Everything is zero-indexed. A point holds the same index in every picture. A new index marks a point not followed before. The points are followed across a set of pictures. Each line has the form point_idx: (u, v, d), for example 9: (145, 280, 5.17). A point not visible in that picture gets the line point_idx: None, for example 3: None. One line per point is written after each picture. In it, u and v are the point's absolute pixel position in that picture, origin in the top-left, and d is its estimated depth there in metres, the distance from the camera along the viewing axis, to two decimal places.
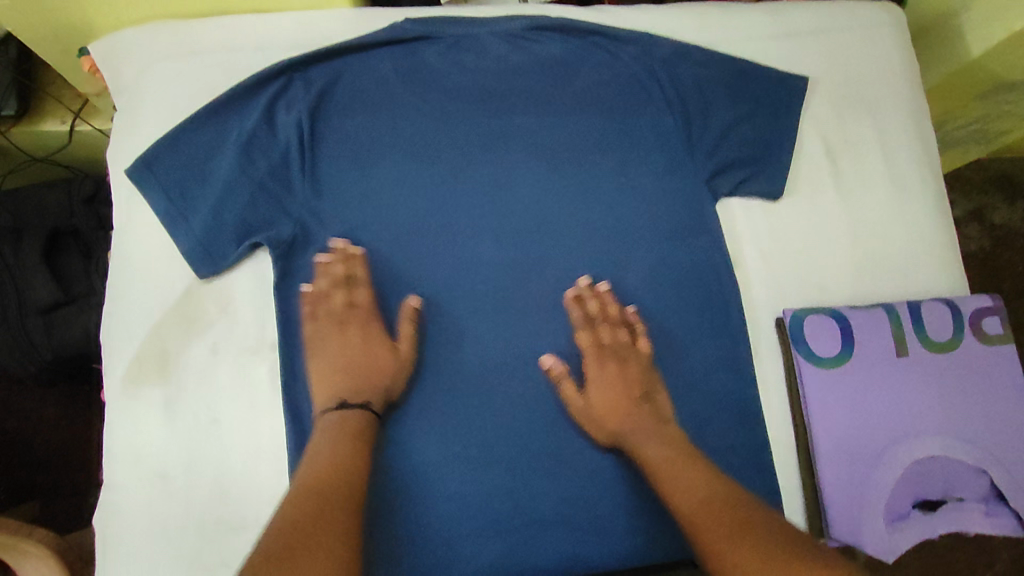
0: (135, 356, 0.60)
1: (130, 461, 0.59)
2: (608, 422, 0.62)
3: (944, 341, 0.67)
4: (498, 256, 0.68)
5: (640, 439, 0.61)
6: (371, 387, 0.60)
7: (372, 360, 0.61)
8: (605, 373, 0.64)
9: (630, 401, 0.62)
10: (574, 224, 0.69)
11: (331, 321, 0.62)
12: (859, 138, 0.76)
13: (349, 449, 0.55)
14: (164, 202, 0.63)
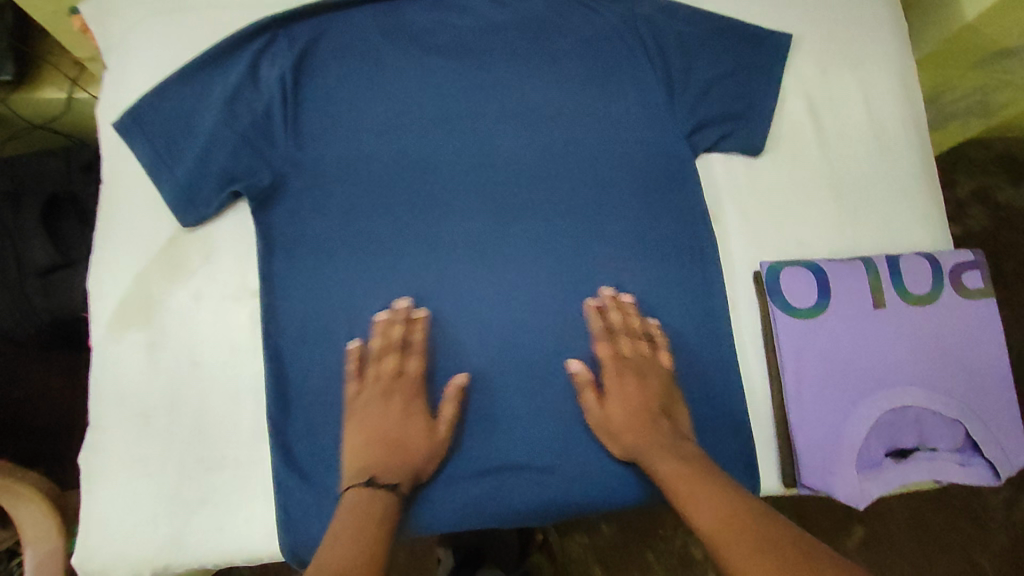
0: (120, 300, 0.62)
1: (116, 402, 0.61)
2: (624, 437, 0.61)
3: (922, 294, 0.67)
4: (478, 209, 0.68)
5: (658, 459, 0.58)
6: (404, 464, 0.58)
7: (414, 436, 0.59)
8: (623, 387, 0.62)
9: (651, 421, 0.61)
10: (554, 179, 0.70)
11: (376, 389, 0.60)
12: (844, 96, 0.76)
13: (371, 525, 0.51)
14: (151, 154, 0.64)
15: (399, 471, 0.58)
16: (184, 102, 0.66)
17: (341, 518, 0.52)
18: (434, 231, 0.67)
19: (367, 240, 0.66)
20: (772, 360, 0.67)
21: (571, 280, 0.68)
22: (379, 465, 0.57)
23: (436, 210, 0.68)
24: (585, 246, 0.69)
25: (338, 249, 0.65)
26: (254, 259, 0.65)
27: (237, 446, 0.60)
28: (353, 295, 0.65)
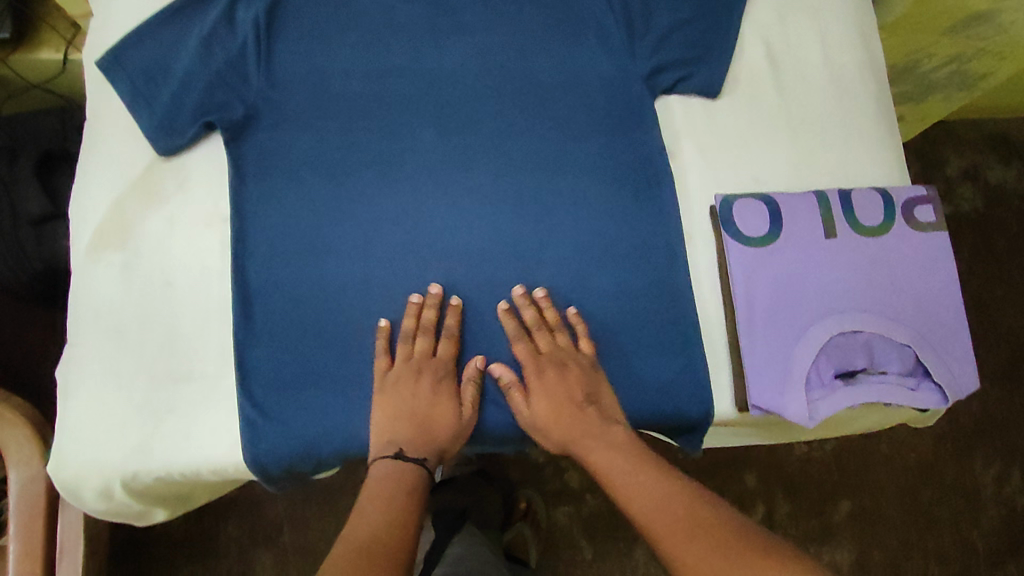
0: (98, 224, 0.65)
1: (92, 319, 0.64)
2: (552, 430, 0.65)
3: (874, 226, 0.69)
4: (443, 146, 0.71)
5: (589, 447, 0.63)
6: (428, 441, 0.64)
7: (444, 418, 0.64)
8: (542, 379, 0.65)
9: (569, 413, 0.64)
10: (517, 119, 0.73)
11: (407, 369, 0.64)
12: (801, 42, 0.78)
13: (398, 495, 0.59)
14: (129, 90, 0.67)
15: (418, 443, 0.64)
16: (162, 41, 0.69)
17: (368, 487, 0.60)
18: (400, 166, 0.70)
19: (336, 173, 0.69)
20: (726, 289, 0.69)
21: (531, 213, 0.71)
22: (401, 438, 0.63)
23: (403, 146, 0.71)
24: (547, 182, 0.72)
25: (307, 181, 0.69)
26: (226, 188, 0.68)
27: (205, 361, 0.63)
28: (322, 223, 0.68)
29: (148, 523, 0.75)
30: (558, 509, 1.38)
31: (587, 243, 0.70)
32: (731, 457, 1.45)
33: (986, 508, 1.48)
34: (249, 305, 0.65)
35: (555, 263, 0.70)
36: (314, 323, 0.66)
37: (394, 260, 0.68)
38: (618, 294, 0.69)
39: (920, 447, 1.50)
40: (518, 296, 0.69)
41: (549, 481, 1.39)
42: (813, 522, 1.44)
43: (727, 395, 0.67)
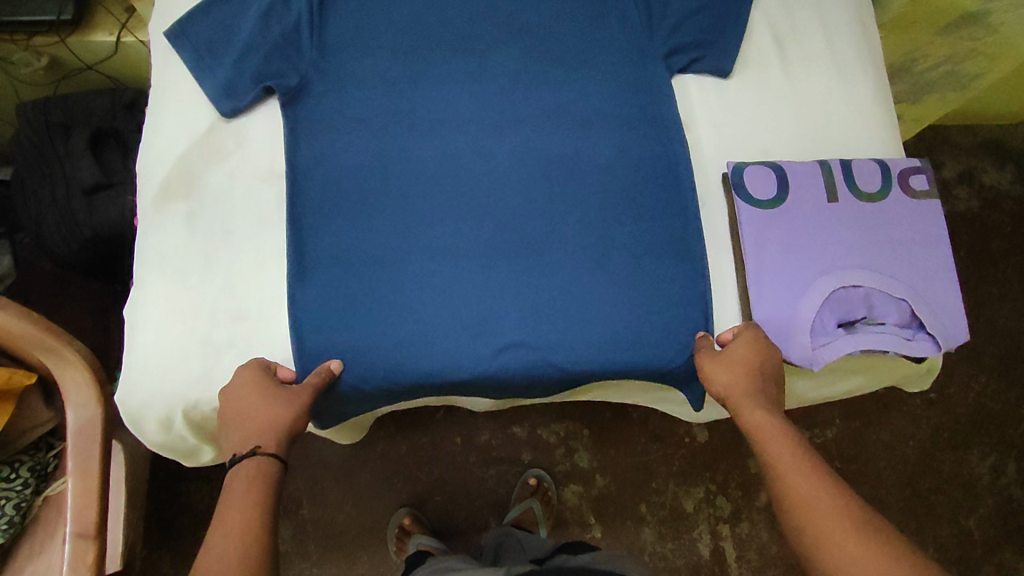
0: (162, 177, 0.71)
1: (158, 263, 0.70)
2: (735, 371, 0.68)
3: (872, 192, 0.75)
4: (478, 116, 0.78)
5: (751, 408, 0.67)
6: (270, 430, 0.64)
7: (272, 407, 0.64)
8: (756, 338, 0.70)
9: (755, 379, 0.68)
10: (545, 94, 0.79)
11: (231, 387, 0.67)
12: (806, 29, 0.85)
13: (254, 493, 0.60)
14: (195, 58, 0.74)
15: (260, 433, 0.64)
16: (223, 15, 0.75)
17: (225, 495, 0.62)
18: (439, 133, 0.77)
19: (382, 138, 0.76)
20: (737, 247, 0.75)
21: (557, 175, 0.77)
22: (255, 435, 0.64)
23: (441, 115, 0.77)
24: (572, 151, 0.78)
25: (355, 143, 0.75)
26: (281, 147, 0.75)
27: (260, 301, 0.70)
28: (368, 183, 0.74)
29: (195, 463, 0.81)
30: (567, 488, 1.43)
31: (608, 205, 0.77)
32: (735, 442, 1.49)
33: (982, 497, 1.52)
34: (302, 252, 0.71)
35: (580, 223, 0.76)
36: (359, 269, 0.72)
37: (435, 217, 0.75)
38: (637, 251, 0.76)
39: (919, 437, 1.54)
40: (547, 251, 0.75)
41: (559, 461, 1.44)
42: None
43: None
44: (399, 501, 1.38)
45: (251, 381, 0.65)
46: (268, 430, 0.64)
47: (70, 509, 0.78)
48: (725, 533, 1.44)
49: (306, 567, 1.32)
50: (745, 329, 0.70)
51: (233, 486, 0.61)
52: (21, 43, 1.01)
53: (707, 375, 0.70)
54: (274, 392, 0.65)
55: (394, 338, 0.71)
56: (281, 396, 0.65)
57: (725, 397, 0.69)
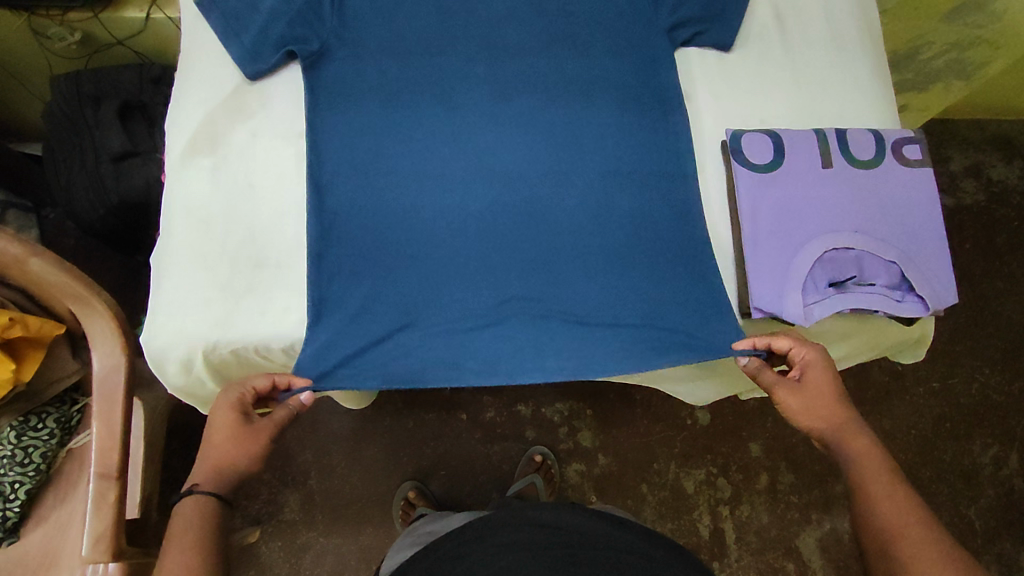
0: (190, 133, 0.76)
1: (184, 214, 0.74)
2: (819, 406, 0.72)
3: (865, 159, 0.78)
4: (487, 88, 0.82)
5: (852, 440, 0.69)
6: (219, 470, 0.66)
7: (228, 445, 0.67)
8: (821, 363, 0.72)
9: (835, 403, 0.71)
10: (554, 71, 0.83)
11: (223, 409, 0.68)
12: (806, 6, 0.88)
13: (190, 534, 0.62)
14: (220, 21, 0.78)
15: (202, 472, 0.66)
16: None
17: (177, 523, 0.63)
18: (454, 105, 0.81)
19: (395, 102, 0.80)
20: (732, 211, 0.79)
21: (560, 139, 0.81)
22: (202, 472, 0.66)
23: (452, 82, 0.82)
24: (574, 115, 0.82)
25: (373, 111, 0.80)
26: (301, 108, 0.79)
27: (279, 252, 0.75)
28: (383, 147, 0.79)
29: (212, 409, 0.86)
30: (570, 467, 1.45)
31: (610, 170, 0.81)
32: (736, 427, 1.51)
33: (983, 487, 1.53)
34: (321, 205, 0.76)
35: (583, 187, 0.80)
36: (371, 224, 0.77)
37: (447, 184, 0.79)
38: (638, 217, 0.80)
39: (921, 427, 1.55)
40: (552, 215, 0.79)
41: (562, 440, 1.47)
42: (816, 491, 1.49)
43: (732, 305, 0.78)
44: (405, 475, 1.41)
45: (226, 413, 0.67)
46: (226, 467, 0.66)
47: (95, 450, 0.81)
48: (725, 515, 1.46)
49: (313, 536, 1.35)
50: (811, 356, 0.72)
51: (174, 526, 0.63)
52: (57, 18, 1.07)
53: (794, 412, 0.72)
54: (243, 431, 0.67)
55: (402, 290, 0.75)
56: (246, 436, 0.67)
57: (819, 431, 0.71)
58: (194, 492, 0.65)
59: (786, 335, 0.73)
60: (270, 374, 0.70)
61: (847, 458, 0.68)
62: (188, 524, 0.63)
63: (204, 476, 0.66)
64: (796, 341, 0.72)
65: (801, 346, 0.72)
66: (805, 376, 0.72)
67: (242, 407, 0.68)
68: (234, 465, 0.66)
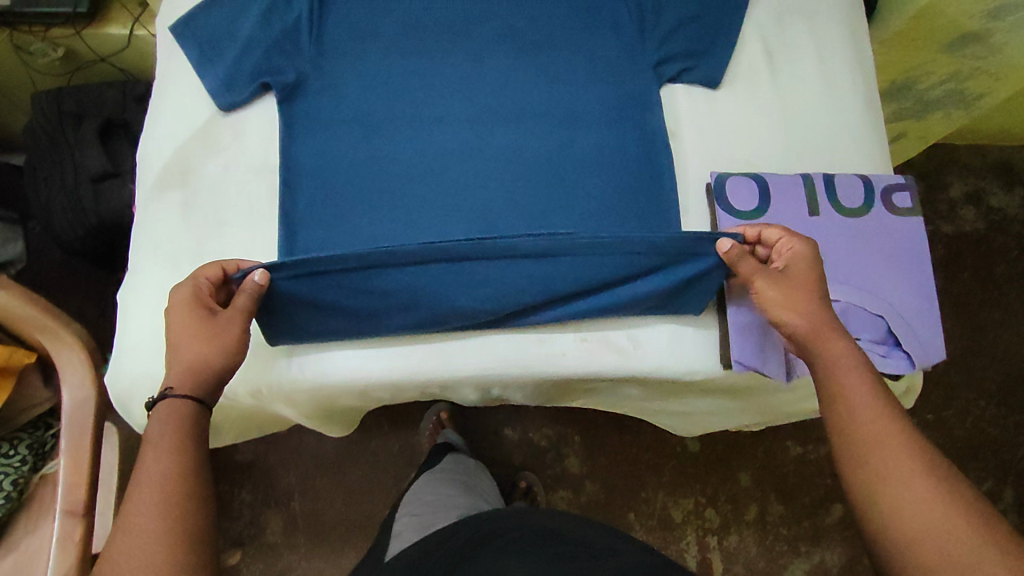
0: (161, 167, 0.75)
1: (151, 250, 0.73)
2: (798, 300, 0.66)
3: (853, 207, 0.75)
4: (466, 99, 0.81)
5: (830, 340, 0.64)
6: (192, 372, 0.61)
7: (191, 340, 0.62)
8: (801, 253, 0.68)
9: (815, 299, 0.66)
10: (536, 77, 0.82)
11: (181, 301, 0.64)
12: (797, 42, 0.85)
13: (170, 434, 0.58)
14: (197, 53, 0.77)
15: (176, 376, 0.61)
16: (227, 11, 0.79)
17: (155, 424, 0.59)
18: (432, 116, 0.80)
19: (373, 109, 0.79)
20: None
21: (539, 154, 0.80)
22: (176, 377, 0.61)
23: (429, 93, 0.80)
24: (554, 131, 0.81)
25: (349, 116, 0.78)
26: (275, 142, 0.77)
27: None
28: (357, 154, 0.77)
29: None
30: (556, 493, 1.43)
31: (591, 209, 0.78)
32: (726, 455, 1.49)
33: None
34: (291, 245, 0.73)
35: (561, 200, 0.78)
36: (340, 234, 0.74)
37: (421, 173, 0.78)
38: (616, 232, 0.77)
39: None
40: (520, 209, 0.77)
41: (549, 465, 1.44)
42: (805, 524, 1.46)
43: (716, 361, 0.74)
44: (388, 501, 1.37)
45: (184, 307, 0.63)
46: (195, 369, 0.62)
47: (61, 485, 0.79)
48: (712, 546, 1.43)
49: (293, 560, 1.33)
50: (799, 246, 0.68)
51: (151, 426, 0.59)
52: (39, 33, 1.05)
53: (777, 305, 0.66)
54: (205, 324, 0.63)
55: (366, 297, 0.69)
56: (212, 330, 0.63)
57: (801, 327, 0.65)
58: (169, 396, 0.60)
59: (777, 226, 0.70)
60: (219, 263, 0.67)
61: (819, 358, 0.64)
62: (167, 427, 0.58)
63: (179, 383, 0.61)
64: (784, 232, 0.69)
65: (785, 234, 0.69)
66: (789, 268, 0.68)
67: (202, 301, 0.64)
68: (202, 361, 0.62)
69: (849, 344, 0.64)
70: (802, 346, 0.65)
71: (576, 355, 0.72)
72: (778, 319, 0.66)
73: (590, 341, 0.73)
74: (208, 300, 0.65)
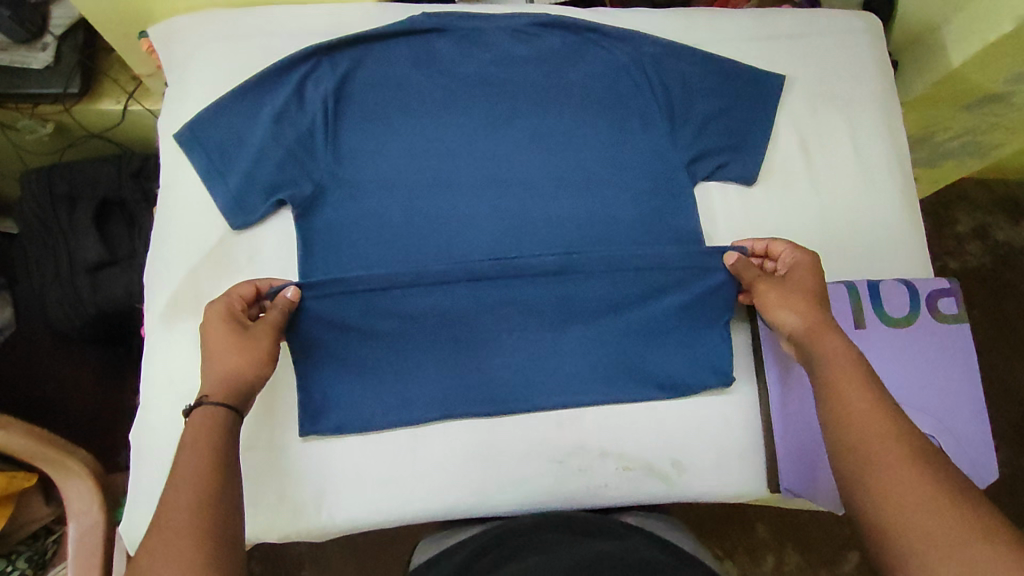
0: (171, 294, 0.71)
1: (165, 384, 0.69)
2: (797, 302, 0.66)
3: (899, 317, 0.74)
4: (484, 104, 0.79)
5: (827, 337, 0.63)
6: (227, 381, 0.61)
7: (234, 353, 0.62)
8: (802, 260, 0.69)
9: (818, 304, 0.66)
10: (554, 89, 0.80)
11: (216, 314, 0.64)
12: (832, 133, 0.83)
13: (206, 442, 0.56)
14: (206, 165, 0.73)
15: (212, 383, 0.61)
16: (236, 117, 0.74)
17: (187, 431, 0.57)
18: (447, 121, 0.78)
19: (391, 114, 0.77)
20: (759, 369, 0.74)
21: (557, 161, 0.79)
22: (209, 386, 0.61)
23: (447, 105, 0.78)
24: (574, 150, 0.79)
25: (366, 122, 0.76)
26: (293, 262, 0.73)
27: (267, 431, 0.69)
28: (376, 164, 0.75)
29: None
30: None
31: None
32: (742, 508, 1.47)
33: None
34: (309, 384, 0.69)
35: (578, 210, 0.78)
36: (360, 248, 0.73)
37: (435, 182, 0.76)
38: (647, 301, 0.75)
39: None
40: (539, 217, 0.77)
41: None
42: None
43: (762, 486, 0.72)
44: None
45: (218, 321, 0.64)
46: (227, 379, 0.61)
47: None
48: None
49: None
50: (800, 254, 0.69)
51: (184, 437, 0.57)
52: (27, 110, 0.99)
53: (774, 307, 0.67)
54: (240, 337, 0.63)
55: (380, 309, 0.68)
56: (246, 341, 0.63)
57: (797, 326, 0.65)
58: (205, 403, 0.59)
59: (784, 240, 0.71)
60: (252, 281, 0.68)
61: (816, 354, 0.63)
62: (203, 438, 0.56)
63: (213, 391, 0.61)
64: (788, 244, 0.71)
65: (788, 247, 0.70)
66: (792, 275, 0.68)
67: (234, 315, 0.64)
68: (242, 374, 0.62)
69: (845, 342, 0.63)
70: (799, 343, 0.65)
71: (619, 486, 0.70)
72: (778, 323, 0.67)
73: (633, 471, 0.70)
74: (241, 316, 0.65)
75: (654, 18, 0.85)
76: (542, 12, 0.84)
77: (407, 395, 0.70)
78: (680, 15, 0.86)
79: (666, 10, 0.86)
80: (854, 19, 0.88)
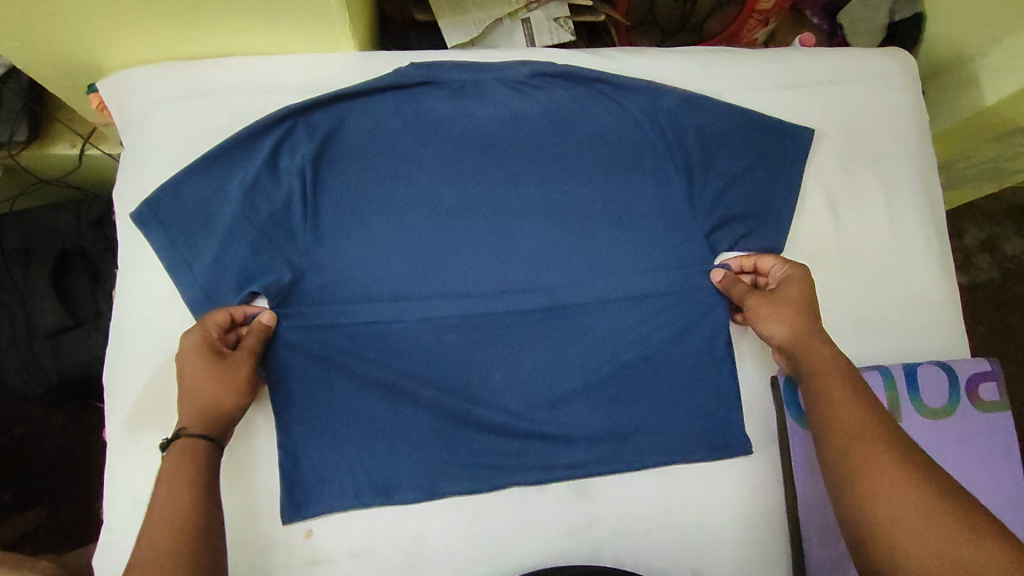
0: (135, 400, 0.64)
1: (133, 506, 0.63)
2: (788, 314, 0.62)
3: (937, 407, 0.68)
4: (478, 152, 0.71)
5: (816, 350, 0.60)
6: (206, 412, 0.57)
7: (208, 383, 0.58)
8: (795, 273, 0.65)
9: (809, 317, 0.63)
10: (556, 135, 0.73)
11: (191, 340, 0.59)
12: (863, 193, 0.76)
13: (185, 475, 0.53)
14: (167, 247, 0.65)
15: (189, 412, 0.57)
16: (201, 190, 0.65)
17: (165, 464, 0.54)
18: (438, 161, 0.70)
19: (376, 157, 0.69)
20: (787, 470, 0.70)
21: (559, 207, 0.71)
22: (186, 416, 0.57)
23: (439, 158, 0.70)
24: (586, 208, 0.72)
25: (351, 161, 0.68)
26: None
27: (252, 555, 0.63)
28: (362, 206, 0.68)
29: None
30: None
31: (636, 413, 0.69)
32: None
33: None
34: (299, 506, 0.64)
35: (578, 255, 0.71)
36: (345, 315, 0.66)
37: (426, 220, 0.69)
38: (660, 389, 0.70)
39: None
40: (536, 267, 0.70)
41: None
42: None
43: None
44: None
45: (192, 349, 0.59)
46: (206, 408, 0.57)
47: None
48: None
49: None
50: (791, 268, 0.66)
51: (163, 468, 0.54)
52: None
53: (763, 318, 0.64)
54: (218, 365, 0.59)
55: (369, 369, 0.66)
56: (223, 369, 0.59)
57: (786, 339, 0.61)
58: (183, 435, 0.55)
59: (773, 256, 0.69)
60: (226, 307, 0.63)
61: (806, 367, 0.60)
62: (183, 468, 0.54)
63: (191, 420, 0.57)
64: (779, 260, 0.68)
65: (781, 264, 0.67)
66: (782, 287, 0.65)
67: (211, 343, 0.60)
68: (219, 404, 0.58)
69: (835, 353, 0.60)
70: (789, 356, 0.62)
71: None
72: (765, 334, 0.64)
73: None
74: (219, 344, 0.61)
75: (669, 63, 0.77)
76: (543, 59, 0.75)
77: (406, 484, 0.65)
78: (697, 58, 0.77)
79: (681, 53, 0.78)
80: (887, 61, 0.80)
